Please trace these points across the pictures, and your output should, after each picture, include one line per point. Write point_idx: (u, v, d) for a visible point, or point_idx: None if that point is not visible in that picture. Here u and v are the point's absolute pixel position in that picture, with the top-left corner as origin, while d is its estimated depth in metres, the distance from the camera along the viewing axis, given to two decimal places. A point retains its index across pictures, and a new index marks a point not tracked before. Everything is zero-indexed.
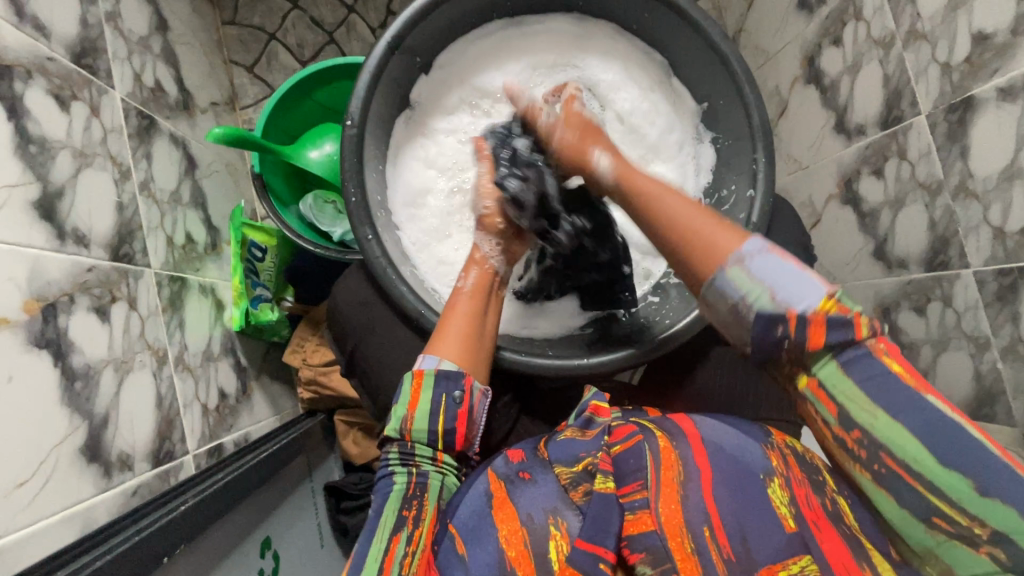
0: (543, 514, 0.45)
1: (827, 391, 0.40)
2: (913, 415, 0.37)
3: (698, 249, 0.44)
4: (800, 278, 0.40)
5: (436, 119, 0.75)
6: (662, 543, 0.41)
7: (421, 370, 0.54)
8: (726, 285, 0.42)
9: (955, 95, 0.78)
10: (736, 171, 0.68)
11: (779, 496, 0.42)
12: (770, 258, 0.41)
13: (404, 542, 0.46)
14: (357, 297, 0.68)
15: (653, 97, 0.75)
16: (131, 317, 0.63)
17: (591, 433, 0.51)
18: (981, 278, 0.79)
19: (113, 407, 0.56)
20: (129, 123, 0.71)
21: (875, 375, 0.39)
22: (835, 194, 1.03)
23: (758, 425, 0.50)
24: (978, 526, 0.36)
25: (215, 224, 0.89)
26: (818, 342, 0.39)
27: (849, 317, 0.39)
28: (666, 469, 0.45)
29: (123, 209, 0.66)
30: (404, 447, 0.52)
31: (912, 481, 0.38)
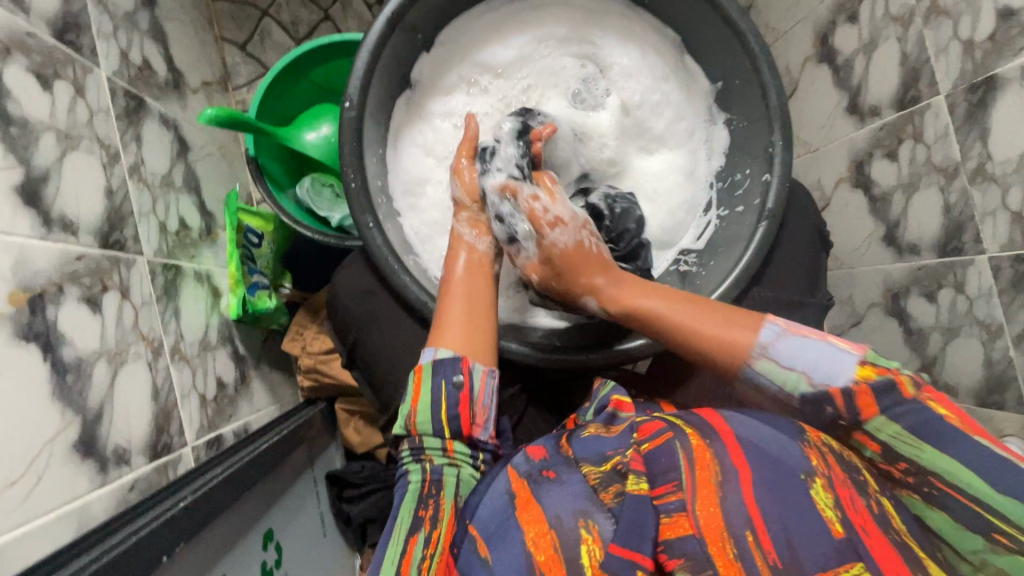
0: (571, 516, 0.42)
1: (872, 433, 0.42)
2: (961, 445, 0.39)
3: (722, 352, 0.48)
4: (827, 358, 0.45)
5: (433, 99, 0.71)
6: (702, 549, 0.38)
7: (421, 363, 0.53)
8: (763, 379, 0.47)
9: (977, 75, 0.75)
10: (750, 154, 0.66)
11: (824, 498, 0.39)
12: (791, 344, 0.46)
13: (421, 544, 0.45)
14: (358, 288, 0.66)
15: (666, 85, 0.71)
16: (125, 307, 0.61)
17: (616, 430, 0.50)
18: (997, 264, 0.78)
19: (107, 400, 0.55)
20: (117, 103, 0.68)
21: (921, 416, 0.41)
22: (845, 177, 1.00)
23: (791, 421, 0.45)
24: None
25: (209, 210, 0.86)
26: (871, 410, 0.42)
27: (890, 378, 0.42)
28: (702, 469, 0.41)
29: (113, 194, 0.64)
30: (414, 444, 0.51)
31: (966, 502, 0.39)
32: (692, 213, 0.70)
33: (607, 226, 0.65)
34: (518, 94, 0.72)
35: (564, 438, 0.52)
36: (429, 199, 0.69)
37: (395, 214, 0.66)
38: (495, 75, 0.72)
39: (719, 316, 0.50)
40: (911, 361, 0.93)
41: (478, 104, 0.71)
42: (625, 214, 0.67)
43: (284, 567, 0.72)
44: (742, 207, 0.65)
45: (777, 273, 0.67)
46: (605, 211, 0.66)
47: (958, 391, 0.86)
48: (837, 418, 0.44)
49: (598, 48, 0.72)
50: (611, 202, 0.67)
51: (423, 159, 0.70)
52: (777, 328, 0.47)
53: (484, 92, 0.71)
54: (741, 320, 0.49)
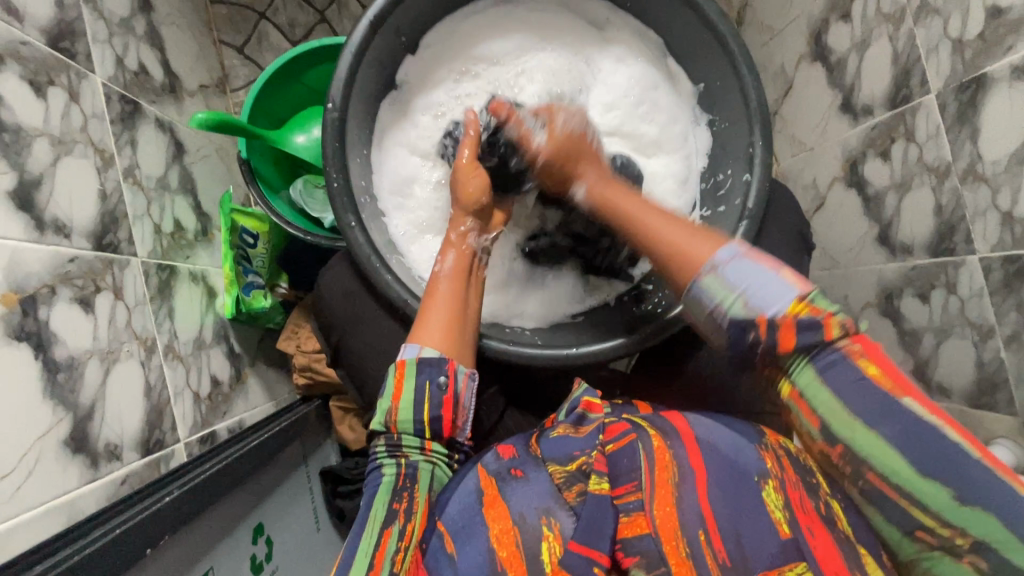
0: (535, 514, 0.44)
1: (809, 401, 0.41)
2: (892, 425, 0.38)
3: (676, 259, 0.47)
4: (773, 282, 0.42)
5: (419, 95, 0.72)
6: (657, 547, 0.41)
7: (404, 359, 0.54)
8: (703, 293, 0.44)
9: (966, 74, 0.74)
10: (732, 155, 0.66)
11: (774, 499, 0.42)
12: (743, 264, 0.43)
13: (396, 536, 0.45)
14: (342, 288, 0.67)
15: (654, 91, 0.71)
16: (118, 307, 0.62)
17: (585, 430, 0.51)
18: (988, 264, 0.77)
19: (98, 398, 0.57)
20: (111, 108, 0.70)
21: (851, 381, 0.40)
22: (839, 177, 0.99)
23: (752, 425, 0.50)
24: (960, 537, 0.37)
25: (205, 211, 0.88)
26: (789, 345, 0.41)
27: (821, 318, 0.40)
28: (661, 470, 0.44)
29: (107, 197, 0.65)
30: (390, 439, 0.52)
31: (896, 496, 0.39)
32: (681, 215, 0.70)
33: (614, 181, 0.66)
34: (508, 82, 0.72)
35: (534, 438, 0.53)
36: (418, 199, 0.71)
37: (380, 214, 0.68)
38: (491, 65, 0.72)
39: (687, 227, 0.48)
40: (904, 361, 0.93)
41: (467, 91, 0.72)
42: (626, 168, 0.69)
43: (275, 560, 0.74)
44: (725, 207, 0.65)
45: None
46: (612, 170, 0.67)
47: (951, 392, 0.86)
48: (756, 343, 0.42)
49: (589, 58, 0.73)
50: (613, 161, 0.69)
51: (411, 157, 0.71)
52: (737, 249, 0.44)
53: (475, 79, 0.72)
54: (705, 237, 0.47)
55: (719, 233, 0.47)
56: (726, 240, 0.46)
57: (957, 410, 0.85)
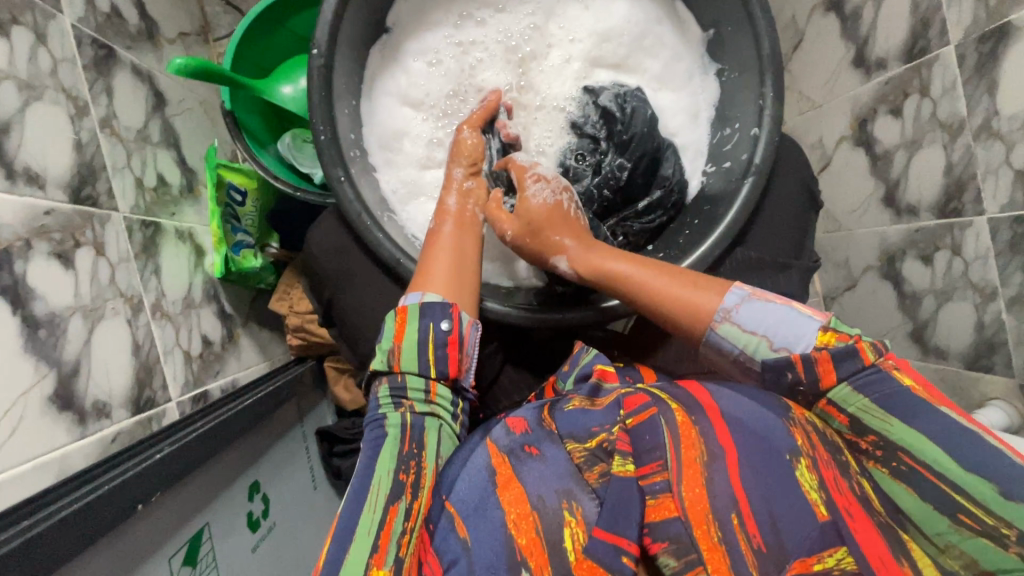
0: (555, 497, 0.45)
1: (840, 404, 0.44)
2: (928, 421, 0.41)
3: (688, 318, 0.50)
4: (789, 321, 0.46)
5: (416, 35, 0.68)
6: (687, 531, 0.40)
7: (405, 304, 0.54)
8: (722, 340, 0.48)
9: (989, 23, 0.71)
10: (740, 107, 0.63)
11: (808, 480, 0.41)
12: (754, 307, 0.47)
13: (401, 516, 0.45)
14: (332, 245, 0.65)
15: (657, 27, 0.67)
16: (100, 263, 0.60)
17: (602, 404, 0.51)
18: (995, 225, 0.76)
19: (83, 354, 0.55)
20: (83, 52, 0.66)
21: (886, 390, 0.43)
22: (847, 135, 0.96)
23: (775, 394, 0.46)
24: (1006, 527, 0.37)
25: (190, 166, 0.85)
26: (830, 379, 0.44)
27: (851, 345, 0.44)
28: (687, 448, 0.44)
29: (82, 147, 0.62)
30: (393, 382, 0.52)
31: (931, 477, 0.40)
32: (691, 156, 0.67)
33: (619, 129, 0.63)
34: (522, 31, 0.69)
35: (545, 411, 0.53)
36: (405, 150, 0.67)
37: (371, 168, 0.65)
38: (497, 9, 0.69)
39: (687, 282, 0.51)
40: (903, 324, 0.92)
41: (469, 34, 0.68)
42: (635, 114, 0.63)
43: (272, 516, 0.74)
44: (730, 162, 0.63)
45: (767, 231, 0.65)
46: (616, 112, 0.64)
47: (947, 354, 0.86)
48: (795, 383, 0.46)
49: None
50: (622, 101, 0.65)
51: (402, 108, 0.68)
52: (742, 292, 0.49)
53: (478, 25, 0.69)
54: (707, 285, 0.50)
55: (713, 279, 0.51)
56: (725, 284, 0.50)
57: (952, 372, 0.86)
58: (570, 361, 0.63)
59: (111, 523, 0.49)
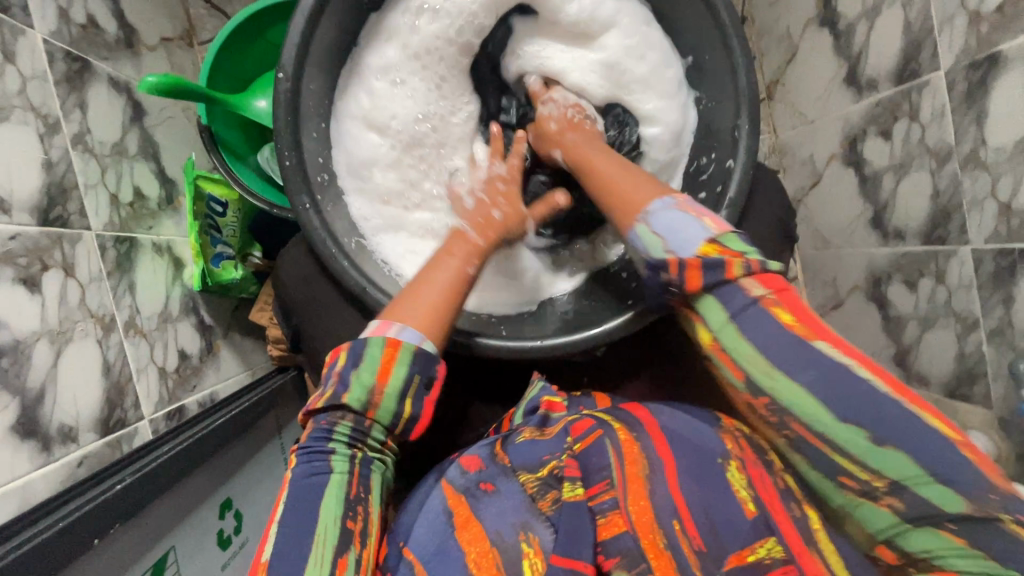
0: (512, 531, 0.48)
1: (726, 349, 0.44)
2: (808, 370, 0.41)
3: (614, 207, 0.51)
4: (689, 229, 0.45)
5: (373, 46, 0.63)
6: (636, 543, 0.45)
7: (398, 341, 0.49)
8: (636, 242, 0.48)
9: (980, 51, 0.68)
10: (716, 138, 0.62)
11: (739, 480, 0.45)
12: (671, 215, 0.47)
13: (352, 566, 0.45)
14: (299, 273, 0.64)
15: (645, 28, 0.63)
16: (69, 285, 0.60)
17: (551, 431, 0.56)
18: (979, 256, 0.75)
19: (48, 380, 0.55)
20: (54, 68, 0.65)
21: (766, 332, 0.42)
22: (838, 154, 0.96)
23: (709, 410, 0.53)
24: (877, 480, 0.39)
25: (170, 176, 0.84)
26: (695, 284, 0.44)
27: (722, 260, 0.43)
28: (630, 464, 0.48)
29: (52, 166, 0.62)
30: (357, 421, 0.49)
31: (820, 444, 0.41)
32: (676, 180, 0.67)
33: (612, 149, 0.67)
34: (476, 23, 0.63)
35: (498, 445, 0.57)
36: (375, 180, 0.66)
37: (342, 197, 0.64)
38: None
39: (635, 177, 0.52)
40: (887, 347, 0.92)
41: (427, 37, 0.63)
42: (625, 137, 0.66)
43: (245, 531, 0.75)
44: (705, 193, 0.62)
45: None
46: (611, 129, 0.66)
47: (929, 381, 0.85)
48: (667, 283, 0.46)
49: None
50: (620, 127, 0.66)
51: (368, 133, 0.65)
52: (670, 201, 0.48)
53: (434, 19, 0.62)
54: (648, 185, 0.50)
55: (662, 181, 0.50)
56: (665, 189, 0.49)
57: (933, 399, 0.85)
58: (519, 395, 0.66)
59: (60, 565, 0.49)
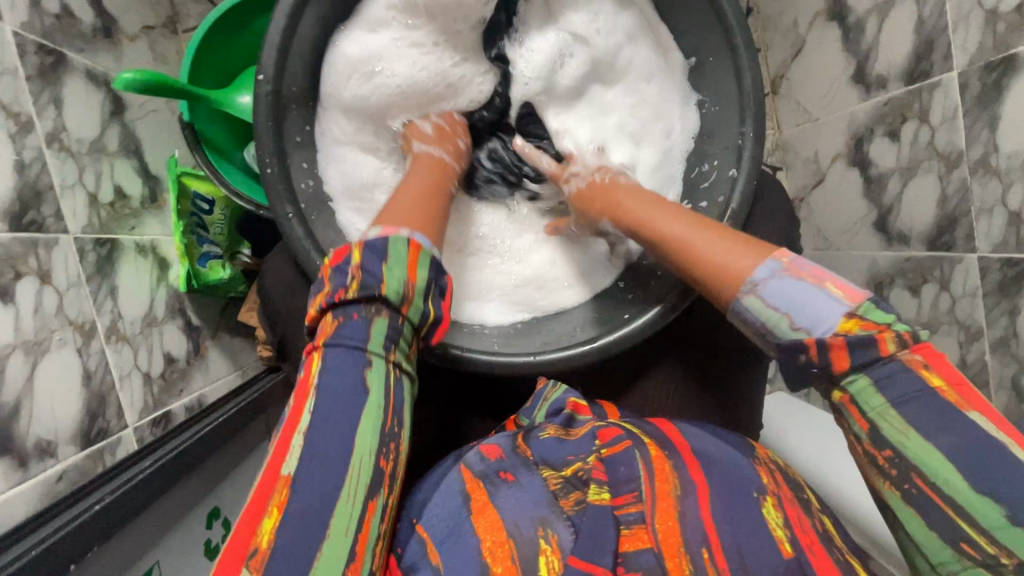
0: (531, 526, 0.48)
1: (860, 406, 0.39)
2: (949, 435, 0.36)
3: (711, 275, 0.47)
4: (817, 300, 0.41)
5: (349, 38, 0.60)
6: (657, 562, 0.45)
7: (419, 244, 0.50)
8: (745, 312, 0.44)
9: (997, 52, 0.66)
10: (718, 144, 0.59)
11: (774, 516, 0.46)
12: (785, 281, 0.42)
13: (379, 513, 0.44)
14: (284, 282, 0.63)
15: (645, 85, 0.65)
16: (46, 292, 0.58)
17: (577, 433, 0.58)
18: (986, 265, 0.73)
19: (23, 394, 0.54)
20: (26, 62, 0.62)
21: (910, 393, 0.37)
22: (842, 153, 0.93)
23: (746, 440, 0.56)
24: (1006, 556, 0.34)
25: (153, 173, 0.81)
26: (843, 364, 0.39)
27: (873, 334, 0.39)
28: (660, 482, 0.49)
29: (25, 168, 0.59)
30: (392, 320, 0.47)
31: (945, 507, 0.36)
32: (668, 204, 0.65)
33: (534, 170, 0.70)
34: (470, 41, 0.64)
35: (519, 438, 0.58)
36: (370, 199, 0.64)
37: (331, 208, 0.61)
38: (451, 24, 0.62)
39: (728, 237, 0.47)
40: None
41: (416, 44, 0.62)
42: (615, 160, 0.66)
43: None
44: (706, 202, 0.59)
45: None
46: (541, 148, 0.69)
47: None
48: (806, 363, 0.40)
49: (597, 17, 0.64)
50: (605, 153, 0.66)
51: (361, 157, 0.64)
52: (777, 265, 0.43)
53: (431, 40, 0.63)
54: (750, 247, 0.46)
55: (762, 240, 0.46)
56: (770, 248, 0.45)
57: None
58: (533, 398, 0.66)
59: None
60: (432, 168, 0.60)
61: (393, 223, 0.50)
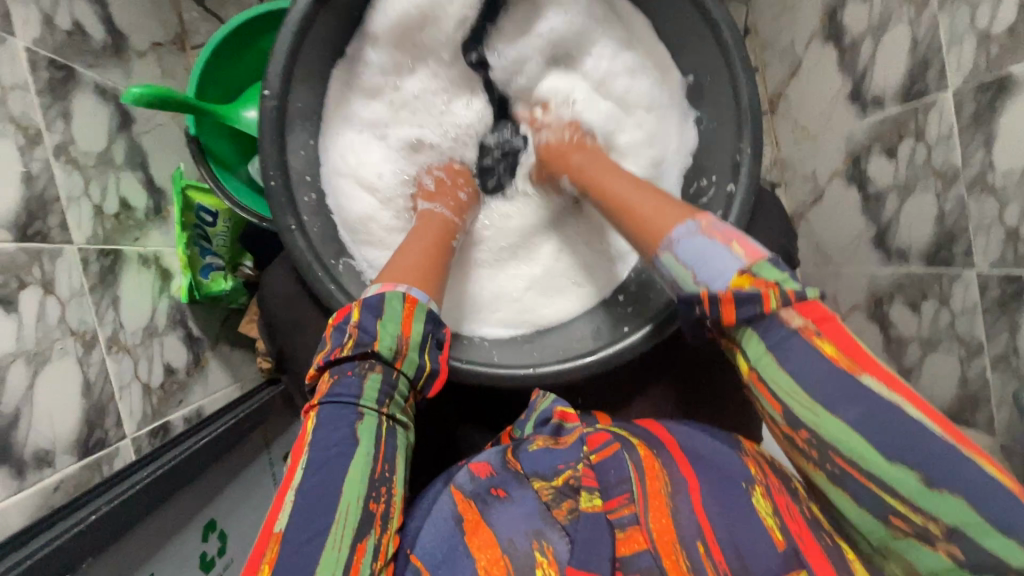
0: (525, 539, 0.48)
1: (764, 379, 0.45)
2: (852, 409, 0.41)
3: (641, 233, 0.53)
4: (716, 261, 0.47)
5: (359, 73, 0.64)
6: (655, 562, 0.46)
7: (415, 299, 0.53)
8: (663, 268, 0.51)
9: (989, 73, 0.66)
10: (716, 160, 0.60)
11: (763, 505, 0.48)
12: (695, 240, 0.48)
13: (369, 555, 0.46)
14: (283, 293, 0.63)
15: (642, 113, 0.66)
16: (48, 303, 0.59)
17: (565, 441, 0.57)
18: (984, 281, 0.73)
19: (23, 403, 0.54)
20: (37, 77, 0.63)
21: (809, 364, 0.43)
22: (841, 171, 0.94)
23: (732, 435, 0.58)
24: (933, 525, 0.40)
25: (159, 186, 0.82)
26: (730, 318, 0.46)
27: (756, 293, 0.44)
28: (651, 480, 0.51)
29: (33, 180, 0.60)
30: (386, 375, 0.51)
31: (863, 480, 0.41)
32: None
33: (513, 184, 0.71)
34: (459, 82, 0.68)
35: (510, 453, 0.58)
36: (378, 236, 0.64)
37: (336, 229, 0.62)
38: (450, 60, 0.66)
39: (658, 198, 0.53)
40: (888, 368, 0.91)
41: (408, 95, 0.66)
42: None
43: (230, 551, 0.73)
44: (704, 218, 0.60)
45: None
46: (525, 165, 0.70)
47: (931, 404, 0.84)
48: (702, 317, 0.48)
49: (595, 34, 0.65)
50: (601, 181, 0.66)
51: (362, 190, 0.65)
52: (693, 225, 0.49)
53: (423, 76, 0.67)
54: (672, 211, 0.51)
55: (684, 203, 0.52)
56: (689, 213, 0.51)
57: None
58: (526, 409, 0.66)
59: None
60: (439, 227, 0.61)
61: (393, 279, 0.54)
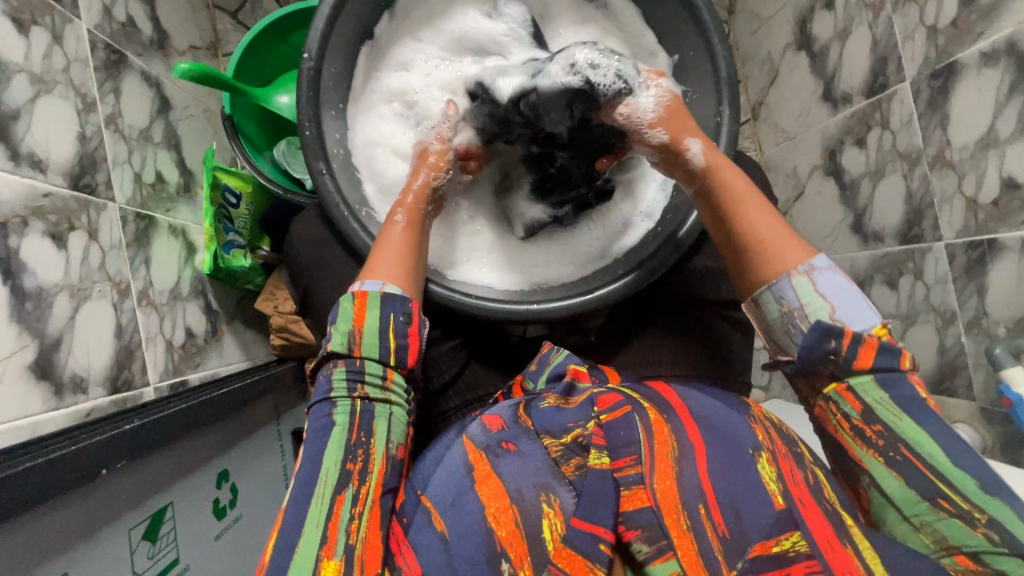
0: (533, 490, 0.49)
1: (857, 392, 0.49)
2: (931, 420, 0.47)
3: (764, 256, 0.54)
4: (858, 305, 0.51)
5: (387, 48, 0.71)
6: (657, 519, 0.47)
7: (365, 291, 0.56)
8: (794, 293, 0.52)
9: (939, 61, 0.75)
10: (700, 125, 0.67)
11: (768, 472, 0.48)
12: (835, 278, 0.52)
13: (349, 503, 0.49)
14: (310, 235, 0.70)
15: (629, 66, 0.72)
16: (92, 247, 0.64)
17: (575, 400, 0.56)
18: (952, 251, 0.79)
19: (66, 330, 0.58)
20: (95, 55, 0.71)
21: (904, 390, 0.48)
22: (818, 165, 1.02)
23: (740, 399, 0.57)
24: (976, 510, 0.44)
25: (189, 168, 0.89)
26: (866, 363, 0.49)
27: (897, 348, 0.49)
28: (660, 444, 0.50)
29: (86, 139, 0.67)
30: (349, 365, 0.54)
31: (920, 467, 0.46)
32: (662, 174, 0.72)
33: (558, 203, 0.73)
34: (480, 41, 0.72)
35: (522, 407, 0.56)
36: None
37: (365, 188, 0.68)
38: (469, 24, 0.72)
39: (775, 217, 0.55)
40: None
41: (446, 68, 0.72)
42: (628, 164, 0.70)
43: (239, 507, 0.75)
44: None
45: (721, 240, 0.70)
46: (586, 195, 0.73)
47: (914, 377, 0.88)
48: (834, 352, 0.50)
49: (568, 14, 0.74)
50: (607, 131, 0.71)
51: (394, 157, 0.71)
52: (829, 261, 0.52)
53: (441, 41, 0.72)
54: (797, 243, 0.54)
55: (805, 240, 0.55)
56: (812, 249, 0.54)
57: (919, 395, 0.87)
58: (538, 361, 0.66)
59: (62, 487, 0.49)
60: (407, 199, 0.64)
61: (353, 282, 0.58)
